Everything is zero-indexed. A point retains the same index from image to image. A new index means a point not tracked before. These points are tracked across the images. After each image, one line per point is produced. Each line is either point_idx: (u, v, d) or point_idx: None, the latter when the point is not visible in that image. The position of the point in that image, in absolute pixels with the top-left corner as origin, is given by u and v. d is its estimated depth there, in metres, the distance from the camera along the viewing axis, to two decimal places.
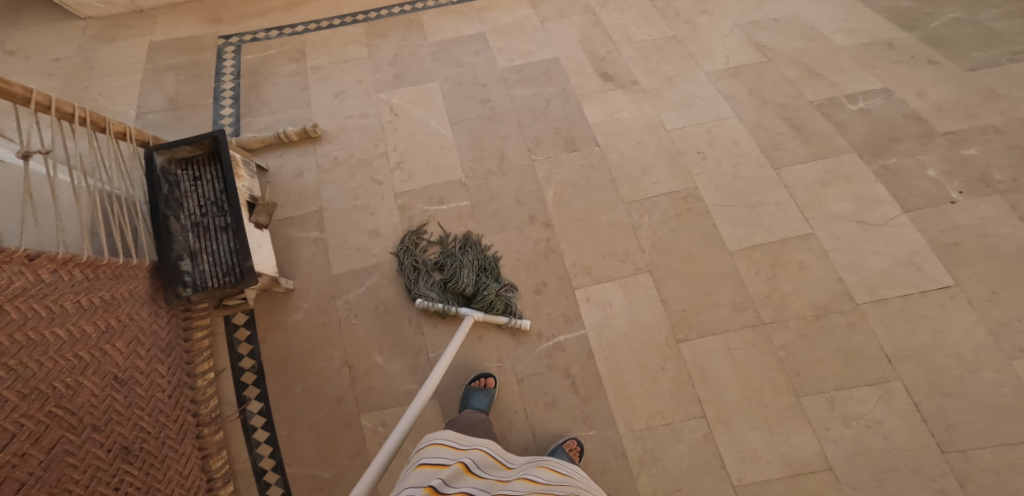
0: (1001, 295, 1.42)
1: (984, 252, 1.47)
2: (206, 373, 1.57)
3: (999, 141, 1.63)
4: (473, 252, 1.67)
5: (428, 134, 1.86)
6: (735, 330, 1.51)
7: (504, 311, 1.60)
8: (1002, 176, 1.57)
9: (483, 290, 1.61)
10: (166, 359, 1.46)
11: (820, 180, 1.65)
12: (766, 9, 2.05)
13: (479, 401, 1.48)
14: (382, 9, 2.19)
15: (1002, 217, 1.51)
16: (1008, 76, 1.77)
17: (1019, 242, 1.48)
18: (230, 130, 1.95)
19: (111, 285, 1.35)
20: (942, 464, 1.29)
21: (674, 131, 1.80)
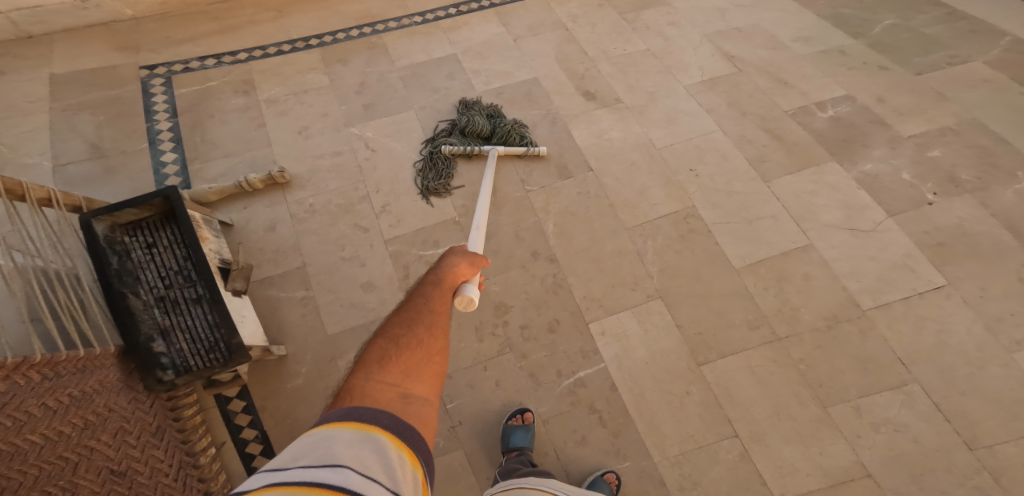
0: (990, 290, 1.51)
1: (967, 250, 1.56)
2: (207, 448, 1.38)
3: (959, 142, 1.75)
4: (475, 107, 1.91)
5: (411, 172, 1.80)
6: (753, 348, 1.51)
7: (521, 144, 1.83)
8: (968, 175, 1.68)
9: (497, 128, 1.85)
10: (160, 442, 1.24)
11: (809, 190, 1.70)
12: (728, 19, 2.14)
13: (522, 437, 1.41)
14: (337, 32, 2.13)
15: (976, 216, 1.61)
16: (951, 79, 1.90)
17: (995, 236, 1.58)
18: (177, 180, 1.71)
19: (78, 376, 1.10)
20: (974, 462, 1.33)
21: (663, 149, 1.81)
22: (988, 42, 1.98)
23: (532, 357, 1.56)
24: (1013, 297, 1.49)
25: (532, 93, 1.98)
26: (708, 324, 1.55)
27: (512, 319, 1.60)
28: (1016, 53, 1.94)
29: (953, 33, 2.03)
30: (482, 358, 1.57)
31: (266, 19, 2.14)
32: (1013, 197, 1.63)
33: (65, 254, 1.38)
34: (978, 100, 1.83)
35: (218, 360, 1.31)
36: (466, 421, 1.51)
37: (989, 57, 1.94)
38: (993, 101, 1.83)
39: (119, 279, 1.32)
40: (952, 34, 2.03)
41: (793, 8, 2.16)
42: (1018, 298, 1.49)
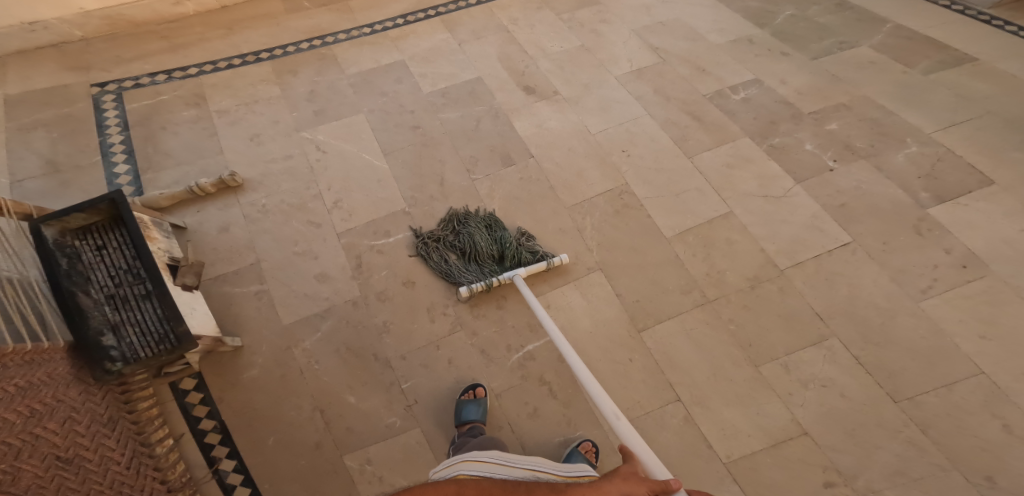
0: (892, 243, 1.64)
1: (866, 210, 1.71)
2: (164, 439, 1.44)
3: (854, 116, 1.91)
4: (471, 220, 1.75)
5: (362, 169, 1.88)
6: (686, 312, 1.60)
7: (538, 257, 1.68)
8: (863, 143, 1.84)
9: (506, 246, 1.70)
10: (111, 432, 1.29)
11: (727, 164, 1.84)
12: (653, 14, 2.32)
13: (473, 411, 1.48)
14: (288, 45, 2.22)
15: (871, 178, 1.76)
16: (843, 63, 2.08)
17: (890, 196, 1.73)
18: (130, 189, 1.77)
19: (24, 369, 1.15)
20: (902, 414, 1.41)
21: (599, 134, 1.94)
22: (873, 29, 2.18)
23: (483, 335, 1.65)
24: (913, 250, 1.63)
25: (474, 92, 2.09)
26: (646, 290, 1.64)
27: (462, 300, 1.69)
28: (898, 37, 2.14)
29: (843, 22, 2.22)
30: (434, 338, 1.64)
31: (216, 36, 2.22)
32: (904, 160, 1.79)
33: (19, 260, 1.45)
34: (867, 78, 2.01)
35: (166, 351, 1.37)
36: (422, 399, 1.57)
37: (873, 42, 2.14)
38: (882, 79, 2.01)
39: (69, 279, 1.38)
40: (843, 22, 2.22)
41: (711, 3, 2.35)
42: (917, 250, 1.62)
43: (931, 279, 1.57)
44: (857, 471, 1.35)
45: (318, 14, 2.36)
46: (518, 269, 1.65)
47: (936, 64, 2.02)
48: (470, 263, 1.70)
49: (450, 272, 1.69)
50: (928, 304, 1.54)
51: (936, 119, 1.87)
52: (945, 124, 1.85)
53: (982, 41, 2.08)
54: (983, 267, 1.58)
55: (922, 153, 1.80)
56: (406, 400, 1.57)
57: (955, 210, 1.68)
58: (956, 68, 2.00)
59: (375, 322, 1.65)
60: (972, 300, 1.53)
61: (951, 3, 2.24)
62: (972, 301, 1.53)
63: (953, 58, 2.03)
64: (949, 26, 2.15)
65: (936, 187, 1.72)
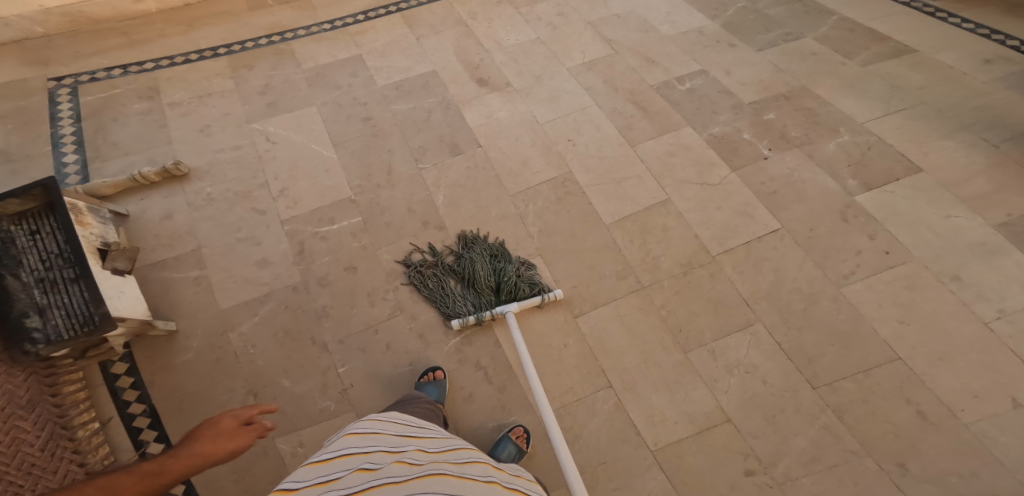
0: (818, 230, 1.63)
1: (796, 197, 1.70)
2: (88, 423, 1.46)
3: (790, 106, 1.91)
4: (478, 246, 1.70)
5: (311, 158, 1.90)
6: (621, 298, 1.59)
7: (534, 291, 1.61)
8: (797, 132, 1.84)
9: (504, 276, 1.63)
10: (29, 415, 1.32)
11: (667, 151, 1.84)
12: (609, 8, 2.34)
13: (432, 392, 1.48)
14: (248, 41, 2.26)
15: (805, 166, 1.76)
16: (786, 54, 2.08)
17: (820, 184, 1.72)
18: (75, 177, 1.79)
19: None
20: (819, 400, 1.40)
21: (546, 123, 1.95)
22: (818, 21, 2.18)
23: (422, 319, 1.65)
24: (838, 235, 1.62)
25: (427, 84, 2.11)
26: (579, 276, 1.64)
27: (404, 284, 1.68)
28: (840, 30, 2.14)
29: (789, 15, 2.22)
30: (373, 322, 1.64)
31: (175, 32, 2.29)
32: (834, 148, 1.79)
33: None
34: (807, 69, 2.01)
35: (88, 332, 1.39)
36: (356, 383, 1.56)
37: (819, 33, 2.14)
38: (823, 71, 2.01)
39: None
40: (789, 14, 2.23)
41: None
42: (841, 235, 1.62)
43: (854, 264, 1.57)
44: (775, 458, 1.34)
45: (280, 11, 2.39)
46: (511, 303, 1.59)
47: (875, 56, 2.02)
48: (468, 292, 1.65)
49: (445, 299, 1.65)
50: (849, 289, 1.53)
51: (870, 109, 1.87)
52: (878, 115, 1.85)
53: (924, 32, 2.08)
54: (906, 252, 1.57)
55: (853, 142, 1.79)
56: (341, 384, 1.56)
57: (881, 197, 1.67)
58: (893, 60, 2.00)
59: (314, 307, 1.66)
60: (892, 285, 1.52)
61: None
62: (892, 287, 1.52)
63: (892, 50, 2.03)
64: (892, 19, 2.14)
65: (864, 174, 1.72)
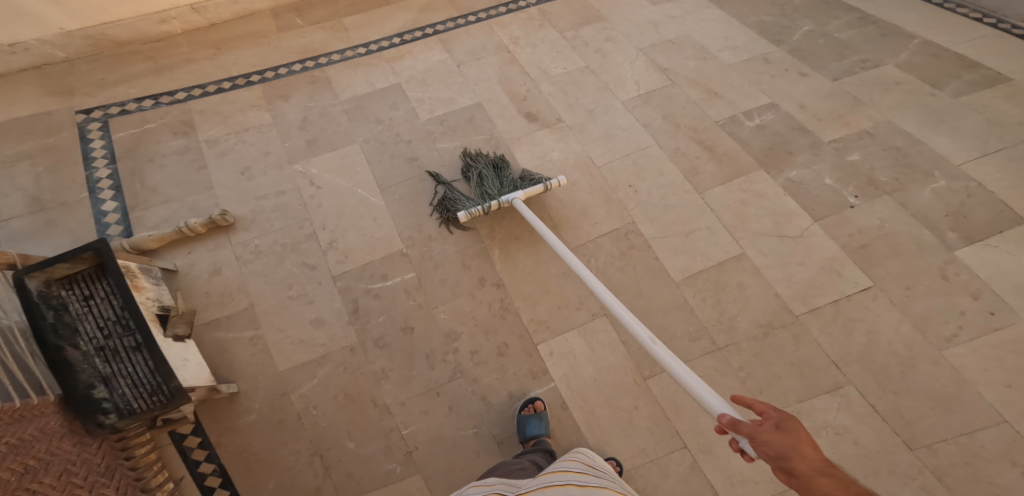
0: (915, 289, 1.58)
1: (889, 251, 1.64)
2: (163, 483, 1.40)
3: (875, 144, 1.86)
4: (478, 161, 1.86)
5: (357, 206, 1.83)
6: (696, 359, 1.55)
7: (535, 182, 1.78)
8: (886, 177, 1.78)
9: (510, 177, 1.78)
10: (110, 481, 1.25)
11: (739, 199, 1.78)
12: (661, 32, 2.27)
13: (537, 426, 1.50)
14: (280, 67, 2.15)
15: (896, 216, 1.69)
16: (865, 83, 2.04)
17: (917, 236, 1.66)
18: (116, 227, 1.71)
19: (15, 427, 1.11)
20: (915, 461, 1.37)
21: (603, 166, 1.90)
22: (897, 46, 2.14)
23: (483, 381, 1.62)
24: (937, 294, 1.56)
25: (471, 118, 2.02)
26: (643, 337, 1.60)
27: (462, 346, 1.66)
28: (924, 55, 2.11)
29: (863, 38, 2.19)
30: (434, 385, 1.61)
31: (203, 56, 2.18)
32: (930, 196, 1.72)
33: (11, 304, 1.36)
34: (884, 102, 1.97)
35: (160, 403, 1.31)
36: (423, 444, 1.54)
37: (899, 59, 2.10)
38: (908, 103, 1.96)
39: (55, 333, 1.30)
40: (862, 38, 2.19)
41: (718, 18, 2.32)
42: (941, 296, 1.56)
43: (956, 326, 1.51)
44: None
45: (311, 33, 2.28)
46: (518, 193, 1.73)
47: (967, 85, 1.98)
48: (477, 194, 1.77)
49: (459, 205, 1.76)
50: (952, 354, 1.48)
51: (967, 150, 1.81)
52: (976, 155, 1.80)
53: (1012, 60, 2.04)
54: (1011, 313, 1.52)
55: (949, 189, 1.73)
56: (406, 447, 1.53)
57: (983, 252, 1.61)
58: (986, 91, 1.95)
59: (373, 369, 1.62)
60: (999, 349, 1.47)
61: (984, 15, 2.21)
62: (999, 351, 1.47)
63: (984, 78, 1.99)
64: (980, 41, 2.12)
65: (964, 226, 1.66)
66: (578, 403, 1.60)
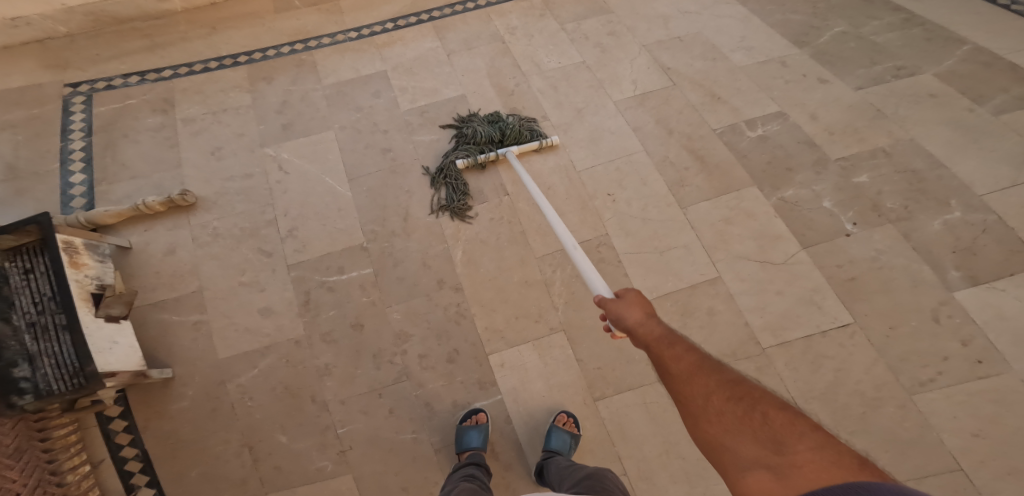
0: (899, 329, 1.42)
1: (881, 286, 1.47)
2: (79, 466, 1.40)
3: (889, 165, 1.67)
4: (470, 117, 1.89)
5: (323, 195, 1.77)
6: (650, 385, 1.51)
7: (532, 137, 1.82)
8: (893, 203, 1.59)
9: (505, 128, 1.82)
10: (15, 463, 1.24)
11: (725, 217, 1.63)
12: (671, 28, 2.11)
13: (474, 438, 1.41)
14: (269, 49, 2.11)
15: (895, 248, 1.52)
16: (892, 94, 1.83)
17: (915, 272, 1.49)
18: (81, 200, 1.72)
19: None
20: None
21: (583, 171, 1.77)
22: (939, 52, 1.90)
23: (429, 387, 1.54)
24: (923, 336, 1.40)
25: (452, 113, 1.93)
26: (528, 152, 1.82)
27: (411, 349, 1.58)
28: (970, 64, 1.86)
29: (902, 43, 1.95)
30: (376, 386, 1.54)
31: (197, 35, 2.14)
32: (940, 228, 1.54)
33: None
34: (913, 115, 1.76)
35: (76, 387, 1.29)
36: (356, 446, 1.48)
37: (939, 68, 1.87)
38: (938, 119, 1.75)
39: None
40: (900, 43, 1.96)
41: (738, 14, 2.13)
42: (927, 338, 1.40)
43: (935, 370, 1.36)
44: None
45: (306, 15, 2.22)
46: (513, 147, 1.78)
47: (1013, 101, 1.74)
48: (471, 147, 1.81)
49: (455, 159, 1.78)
50: (924, 398, 1.34)
51: (995, 178, 1.60)
52: (1004, 185, 1.59)
53: None
54: (1002, 363, 1.36)
55: (965, 221, 1.54)
56: (338, 446, 1.48)
57: (986, 294, 1.43)
58: None
59: (315, 364, 1.56)
60: (976, 397, 1.33)
61: None
62: (976, 399, 1.33)
63: None
64: None
65: (970, 264, 1.48)
66: (523, 418, 1.51)
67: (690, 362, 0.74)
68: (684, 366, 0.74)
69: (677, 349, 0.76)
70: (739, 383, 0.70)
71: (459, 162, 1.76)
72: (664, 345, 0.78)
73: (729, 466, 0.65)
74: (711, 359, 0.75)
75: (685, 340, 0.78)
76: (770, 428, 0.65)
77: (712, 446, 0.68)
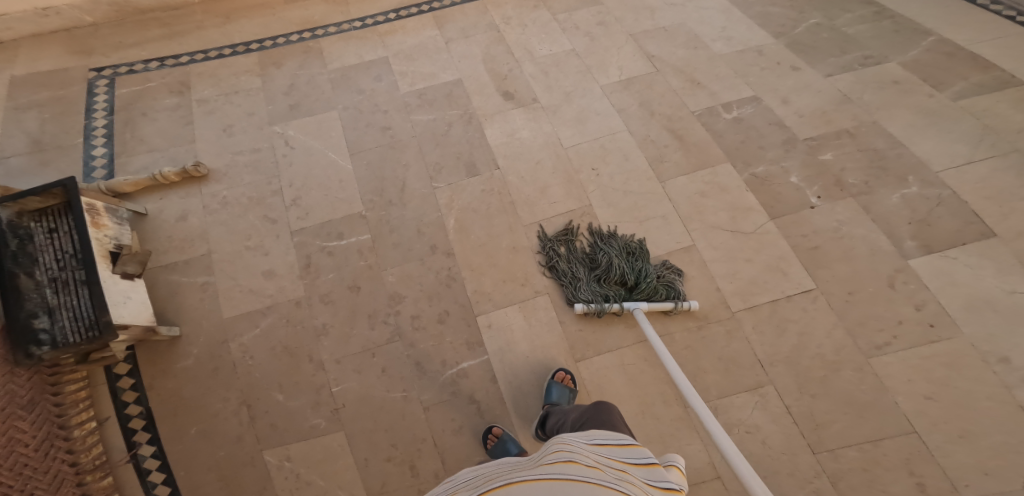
0: (858, 294, 1.57)
1: (840, 255, 1.62)
2: (85, 422, 1.53)
3: (852, 145, 1.81)
4: (614, 240, 1.70)
5: (325, 168, 1.89)
6: (628, 347, 1.61)
7: (669, 297, 1.60)
8: (855, 179, 1.74)
9: (644, 276, 1.63)
10: (29, 415, 1.38)
11: (700, 191, 1.76)
12: (656, 18, 2.22)
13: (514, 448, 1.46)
14: (279, 37, 2.24)
15: (855, 219, 1.67)
16: (858, 81, 1.95)
17: (873, 241, 1.64)
18: (102, 172, 1.85)
19: None
20: (816, 464, 1.38)
21: (570, 148, 1.89)
22: (907, 42, 2.02)
23: (420, 347, 1.65)
24: (879, 301, 1.55)
25: (573, 230, 1.74)
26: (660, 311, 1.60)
27: (404, 309, 1.69)
28: (934, 53, 1.98)
29: (872, 33, 2.07)
30: (370, 346, 1.65)
31: (213, 24, 2.29)
32: (897, 201, 1.69)
33: None
34: (880, 101, 1.89)
35: (91, 338, 1.41)
36: (351, 403, 1.59)
37: (905, 57, 1.98)
38: (901, 105, 1.87)
39: (15, 260, 1.43)
40: (871, 33, 2.07)
41: (720, 6, 2.24)
42: (882, 303, 1.55)
43: (891, 335, 1.50)
44: None
45: (314, 6, 2.36)
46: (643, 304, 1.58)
47: (972, 87, 1.87)
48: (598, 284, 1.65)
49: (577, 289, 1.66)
50: (880, 361, 1.48)
51: (951, 156, 1.74)
52: (959, 163, 1.73)
53: None
54: (952, 327, 1.50)
55: (920, 196, 1.69)
56: (332, 403, 1.59)
57: (939, 263, 1.58)
58: (990, 95, 1.84)
59: (315, 324, 1.68)
60: (928, 361, 1.46)
61: (1019, 12, 2.04)
62: (928, 363, 1.46)
63: (992, 81, 1.87)
64: (1002, 41, 1.97)
65: (925, 234, 1.63)
66: (508, 377, 1.61)
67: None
68: None
69: None
70: None
71: (577, 306, 1.63)
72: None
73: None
74: None
75: None
76: None
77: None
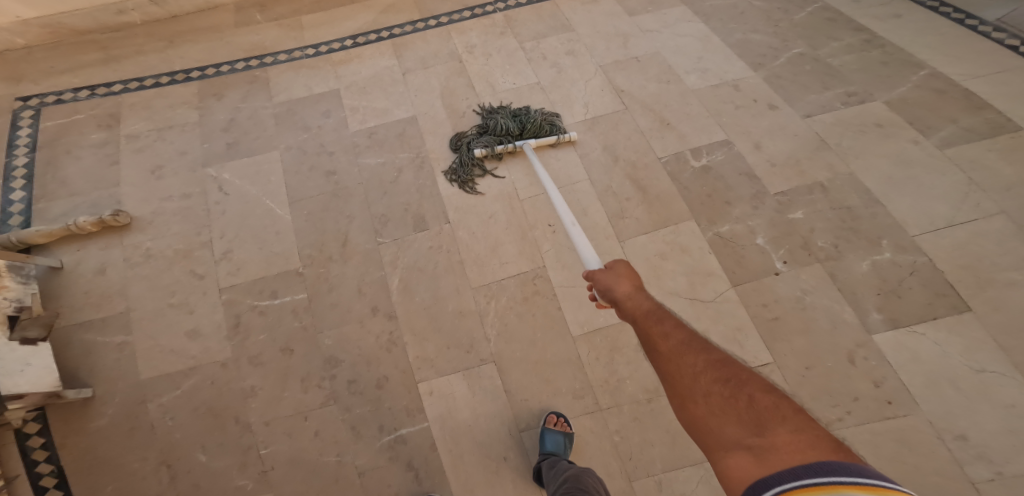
0: (815, 369, 1.42)
1: (802, 325, 1.47)
2: None
3: (824, 202, 1.64)
4: (497, 110, 1.89)
5: (262, 217, 1.75)
6: (576, 418, 1.46)
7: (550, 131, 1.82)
8: (823, 242, 1.58)
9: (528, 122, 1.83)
10: None
11: (661, 252, 1.61)
12: (629, 47, 2.05)
13: None
14: (223, 64, 2.09)
15: (820, 287, 1.52)
16: (839, 123, 1.78)
17: (836, 313, 1.48)
18: (19, 218, 1.72)
19: None
20: None
21: (527, 200, 1.76)
22: (896, 77, 1.85)
23: (356, 411, 1.51)
24: (836, 377, 1.40)
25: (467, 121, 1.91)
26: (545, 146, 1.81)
27: (341, 373, 1.55)
28: (925, 91, 1.81)
29: (859, 66, 1.90)
30: (302, 408, 1.51)
31: (154, 49, 2.13)
32: (867, 269, 1.53)
33: None
34: (862, 147, 1.72)
35: None
36: (282, 463, 1.46)
37: (892, 95, 1.81)
38: (884, 152, 1.71)
39: None
40: (858, 66, 1.90)
41: (698, 33, 2.07)
42: (840, 378, 1.40)
43: (844, 410, 1.37)
44: None
45: (266, 30, 2.20)
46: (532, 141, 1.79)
47: (962, 132, 1.70)
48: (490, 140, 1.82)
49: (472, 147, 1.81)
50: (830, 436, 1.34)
51: (928, 217, 1.58)
52: (938, 226, 1.57)
53: None
54: (911, 405, 1.36)
55: (892, 262, 1.53)
56: (260, 465, 1.46)
57: (906, 338, 1.43)
58: (982, 142, 1.68)
59: (241, 386, 1.54)
60: (880, 436, 1.33)
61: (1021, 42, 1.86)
62: (878, 438, 1.33)
63: (986, 125, 1.70)
64: (1000, 77, 1.79)
65: (892, 306, 1.47)
66: (448, 444, 1.47)
67: (678, 340, 0.75)
68: (673, 343, 0.76)
69: (667, 327, 0.79)
70: (727, 364, 0.71)
71: (475, 151, 1.78)
72: (636, 299, 0.86)
73: (713, 444, 0.66)
74: (699, 338, 0.76)
75: (675, 317, 0.81)
76: (754, 411, 0.65)
77: (697, 429, 0.68)
